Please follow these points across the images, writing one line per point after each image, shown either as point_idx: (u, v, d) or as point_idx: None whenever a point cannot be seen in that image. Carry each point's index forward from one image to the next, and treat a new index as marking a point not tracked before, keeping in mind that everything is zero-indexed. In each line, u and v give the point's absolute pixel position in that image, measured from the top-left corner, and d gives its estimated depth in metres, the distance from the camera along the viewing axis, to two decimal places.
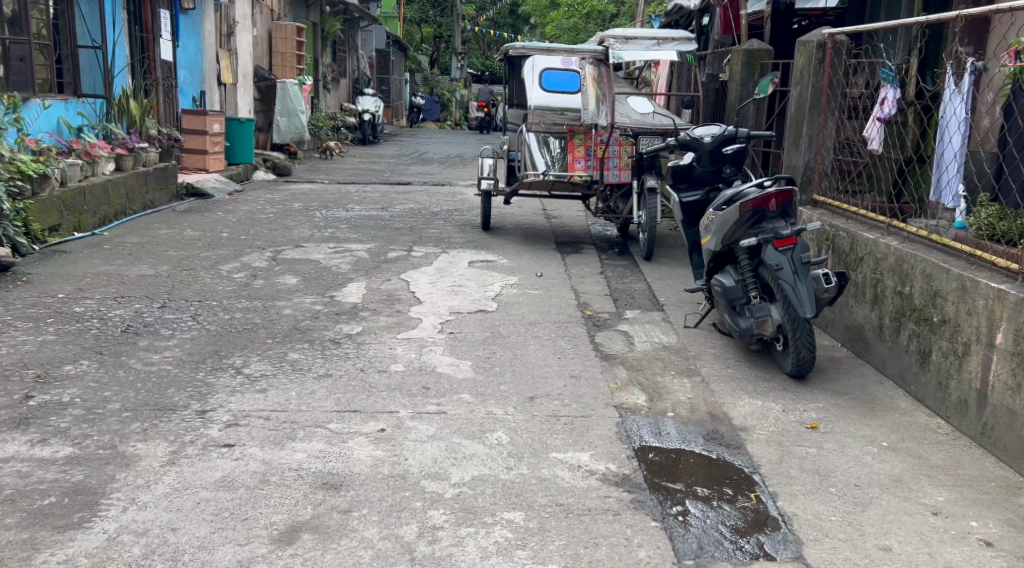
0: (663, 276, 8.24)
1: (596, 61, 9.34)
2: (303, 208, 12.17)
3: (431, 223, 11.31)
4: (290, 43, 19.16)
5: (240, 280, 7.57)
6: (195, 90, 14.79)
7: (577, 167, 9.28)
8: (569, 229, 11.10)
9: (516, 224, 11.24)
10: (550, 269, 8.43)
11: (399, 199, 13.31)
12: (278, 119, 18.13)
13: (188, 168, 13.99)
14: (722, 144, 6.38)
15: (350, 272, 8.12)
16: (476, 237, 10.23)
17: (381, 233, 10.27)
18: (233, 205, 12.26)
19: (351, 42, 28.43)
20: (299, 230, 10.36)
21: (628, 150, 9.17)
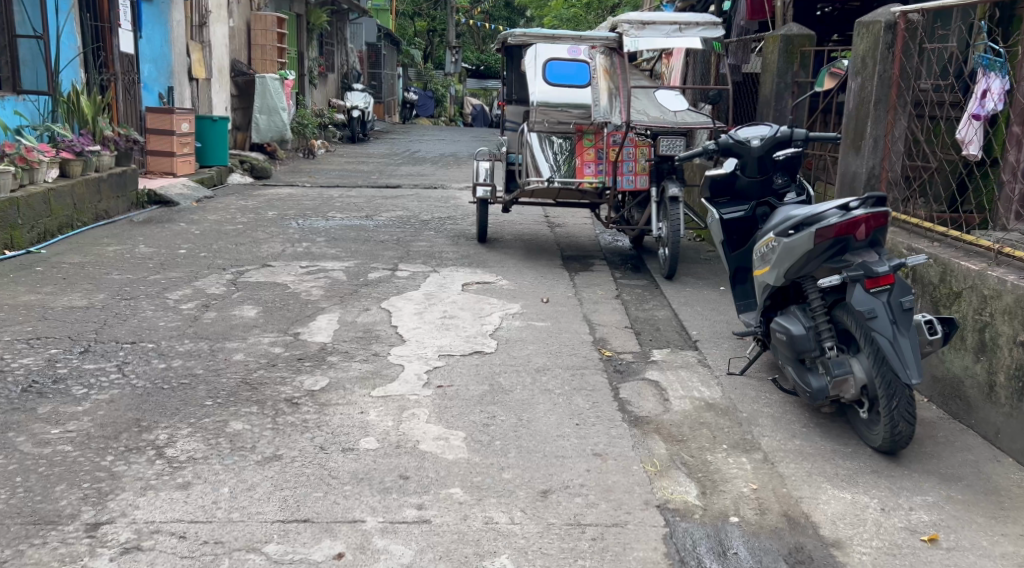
0: (690, 299, 7.05)
1: (608, 51, 8.12)
2: (279, 217, 10.97)
3: (420, 233, 10.11)
4: (270, 35, 17.88)
5: (189, 313, 6.39)
6: (161, 87, 13.64)
7: (587, 172, 8.09)
8: (575, 240, 9.89)
9: (515, 234, 10.04)
10: (558, 293, 7.20)
11: (386, 205, 12.11)
12: (257, 117, 16.98)
13: (154, 172, 12.83)
14: (773, 148, 5.11)
15: (322, 298, 6.94)
16: (471, 251, 9.04)
17: (361, 247, 9.07)
18: (200, 214, 11.09)
19: (340, 35, 27.26)
20: (270, 244, 9.17)
21: (644, 152, 8.02)
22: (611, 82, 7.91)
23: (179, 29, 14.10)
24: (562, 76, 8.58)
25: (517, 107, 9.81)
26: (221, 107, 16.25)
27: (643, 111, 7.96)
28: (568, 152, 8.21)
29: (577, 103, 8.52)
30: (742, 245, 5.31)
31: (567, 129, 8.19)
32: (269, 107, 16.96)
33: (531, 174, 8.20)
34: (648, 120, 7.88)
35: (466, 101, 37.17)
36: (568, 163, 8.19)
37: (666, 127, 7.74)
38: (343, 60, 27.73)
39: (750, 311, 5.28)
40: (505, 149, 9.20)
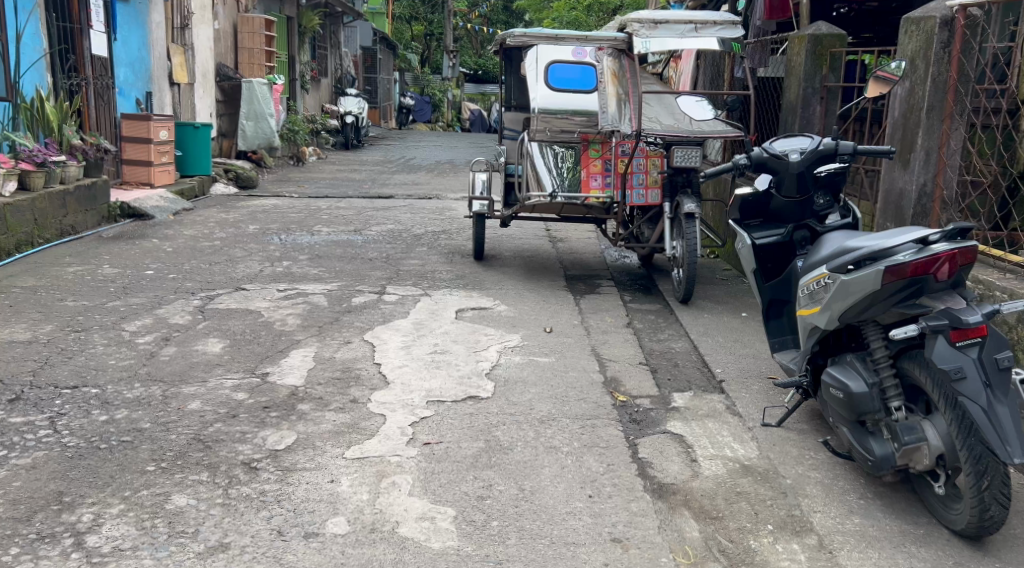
0: (710, 327, 6.32)
1: (617, 53, 7.61)
2: (260, 232, 10.24)
3: (411, 250, 9.38)
4: (258, 37, 17.17)
5: (145, 348, 5.67)
6: (139, 92, 12.90)
7: (592, 186, 7.43)
8: (580, 257, 9.16)
9: (514, 251, 9.30)
10: (562, 320, 6.47)
11: (377, 218, 11.40)
12: (243, 123, 16.24)
13: (130, 183, 12.13)
14: (814, 164, 4.38)
15: (296, 329, 6.21)
16: (465, 271, 8.31)
17: (347, 267, 8.35)
18: (176, 229, 10.36)
19: (334, 40, 26.62)
20: (247, 263, 8.44)
21: (656, 163, 7.35)
22: (619, 87, 7.53)
23: (157, 31, 13.38)
24: (569, 80, 7.70)
25: (517, 114, 9.08)
26: (206, 113, 15.53)
27: (655, 118, 7.22)
28: (573, 162, 7.45)
29: (581, 109, 7.60)
30: (776, 274, 4.59)
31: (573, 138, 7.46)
32: (256, 114, 16.22)
33: (532, 187, 7.46)
34: (662, 128, 7.11)
35: (464, 106, 36.46)
36: (573, 174, 7.44)
37: (681, 136, 7.07)
38: (337, 65, 27.03)
39: (785, 351, 4.57)
40: (503, 159, 8.48)
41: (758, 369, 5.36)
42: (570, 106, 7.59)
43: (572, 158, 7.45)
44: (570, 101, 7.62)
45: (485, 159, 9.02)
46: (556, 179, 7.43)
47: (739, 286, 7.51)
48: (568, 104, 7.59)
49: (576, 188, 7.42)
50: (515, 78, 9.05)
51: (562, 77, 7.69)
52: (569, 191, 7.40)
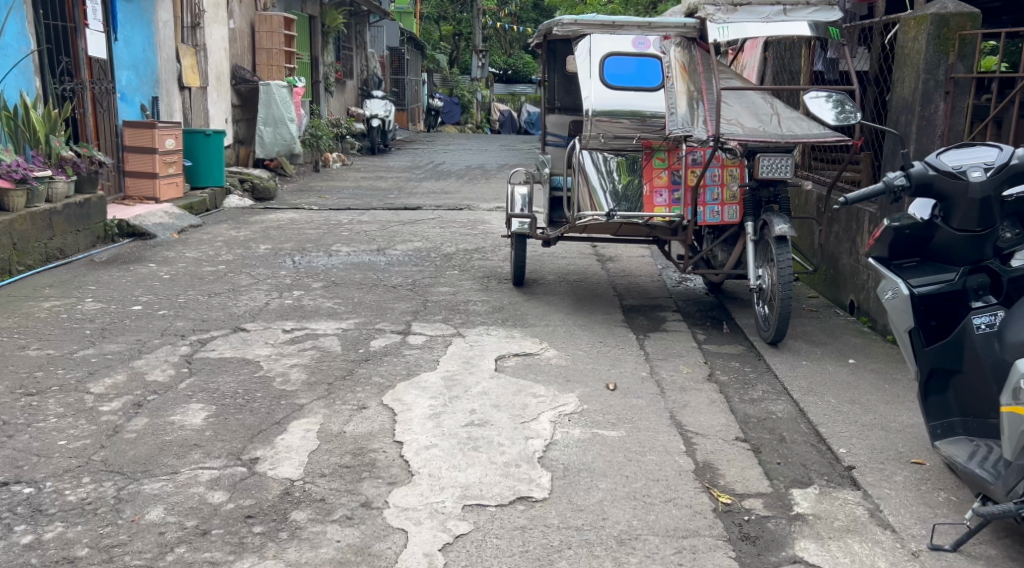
0: (812, 381, 5.12)
1: (687, 42, 6.35)
2: (271, 253, 9.08)
3: (441, 274, 8.19)
4: (277, 37, 16.01)
5: (107, 421, 4.50)
6: (145, 97, 11.60)
7: (657, 202, 6.23)
8: (637, 281, 7.95)
9: (558, 274, 8.09)
10: (628, 373, 5.26)
11: (403, 234, 10.25)
12: (261, 129, 15.11)
13: (132, 197, 10.98)
14: (1001, 185, 3.63)
15: (301, 387, 5.03)
16: (505, 301, 7.13)
17: (367, 298, 7.18)
18: (178, 249, 9.25)
19: (360, 40, 25.53)
20: (252, 295, 7.28)
21: (734, 174, 6.18)
22: (690, 83, 6.25)
23: (165, 30, 12.19)
24: (629, 74, 6.43)
25: (561, 117, 7.85)
26: (221, 119, 14.42)
27: (735, 120, 5.98)
28: (635, 171, 6.25)
29: (645, 110, 6.35)
30: (940, 332, 3.81)
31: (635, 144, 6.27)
32: (274, 119, 15.07)
33: (584, 201, 6.24)
34: (744, 132, 5.89)
35: (495, 106, 35.23)
36: (635, 185, 6.24)
37: (769, 142, 5.79)
38: (363, 65, 25.88)
39: (952, 438, 3.76)
40: (548, 171, 7.28)
41: (887, 448, 4.17)
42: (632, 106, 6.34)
43: (632, 166, 6.24)
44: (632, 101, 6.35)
45: (526, 169, 7.83)
46: (614, 192, 6.23)
47: (833, 321, 6.33)
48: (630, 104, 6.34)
49: (639, 202, 6.23)
50: (559, 76, 7.86)
51: (620, 71, 6.42)
52: (630, 206, 6.21)
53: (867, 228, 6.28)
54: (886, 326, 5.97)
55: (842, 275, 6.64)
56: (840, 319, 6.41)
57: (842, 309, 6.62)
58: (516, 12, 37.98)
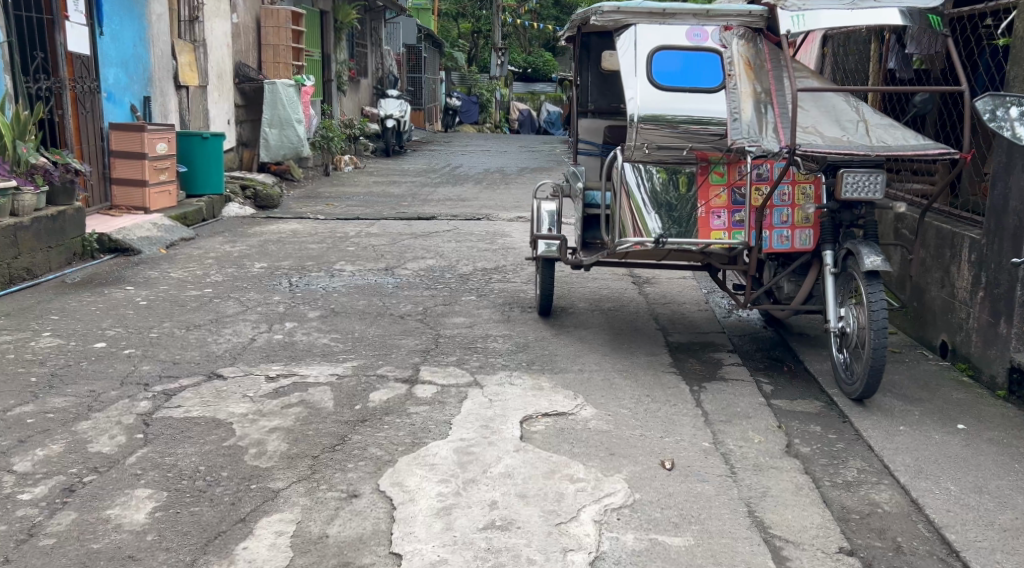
0: (918, 455, 4.12)
1: (749, 34, 5.28)
2: (266, 273, 8.07)
3: (457, 300, 7.18)
4: (283, 33, 14.91)
5: (25, 517, 3.50)
6: (135, 96, 10.58)
7: (713, 225, 5.22)
8: (681, 311, 6.92)
9: (589, 300, 7.07)
10: (686, 444, 4.23)
11: (415, 250, 9.25)
12: (266, 131, 14.12)
13: (119, 207, 10.02)
14: None
15: (279, 463, 4.01)
16: (530, 337, 6.12)
17: (370, 333, 6.16)
18: (164, 267, 8.26)
19: (375, 37, 24.56)
20: (237, 328, 6.27)
21: (805, 192, 5.22)
22: (757, 82, 5.18)
23: (158, 24, 11.16)
24: (685, 75, 5.26)
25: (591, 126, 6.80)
26: (222, 121, 13.43)
27: (811, 128, 4.94)
28: (687, 185, 5.24)
29: (709, 116, 5.18)
30: None
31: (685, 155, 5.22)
32: (281, 120, 14.06)
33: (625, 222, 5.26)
34: (824, 143, 4.83)
35: (514, 105, 34.24)
36: (687, 202, 5.23)
37: (855, 154, 4.73)
38: (378, 63, 24.88)
39: None
40: (581, 185, 6.23)
41: None
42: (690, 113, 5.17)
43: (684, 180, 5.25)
44: (691, 106, 5.18)
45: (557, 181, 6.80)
46: (661, 210, 5.23)
47: (922, 367, 5.32)
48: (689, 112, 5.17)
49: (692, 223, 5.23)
50: (591, 75, 6.87)
51: (674, 73, 5.26)
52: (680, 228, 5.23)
53: (968, 256, 5.23)
54: (994, 378, 4.95)
55: (930, 309, 5.61)
56: (930, 364, 5.40)
57: (930, 350, 5.59)
58: (535, 8, 36.93)
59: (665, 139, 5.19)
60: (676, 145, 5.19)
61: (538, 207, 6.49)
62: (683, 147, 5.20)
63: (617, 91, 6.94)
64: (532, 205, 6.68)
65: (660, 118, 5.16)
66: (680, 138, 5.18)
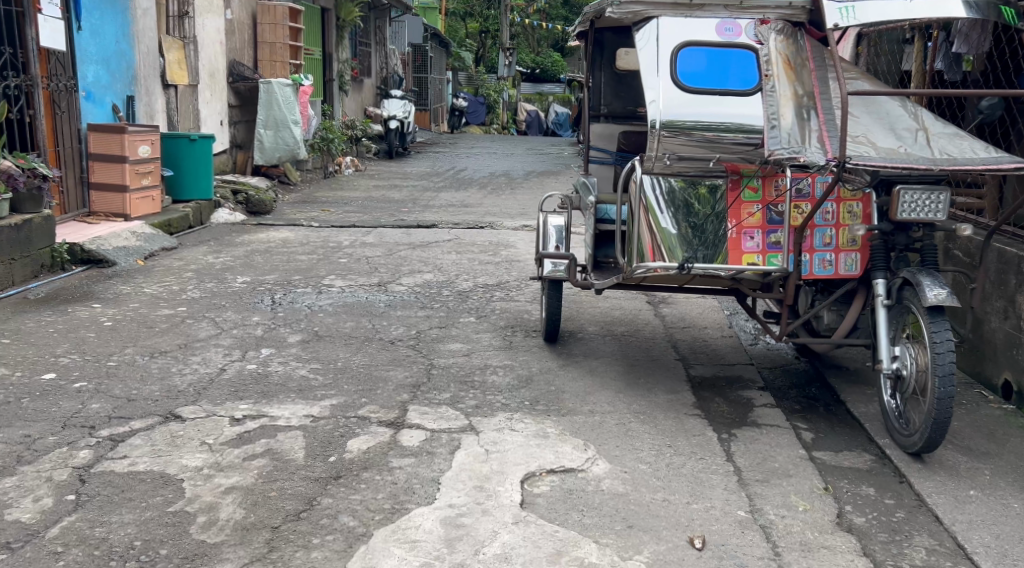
0: (995, 533, 3.46)
1: (788, 28, 4.60)
2: (248, 288, 7.42)
3: (454, 322, 6.51)
4: (282, 30, 14.19)
5: None
6: (117, 95, 9.93)
7: (745, 247, 4.55)
8: (702, 337, 6.25)
9: (600, 324, 6.40)
10: (719, 516, 3.57)
11: (411, 263, 8.60)
12: (261, 132, 13.46)
13: (97, 214, 9.38)
14: None
15: (233, 539, 3.35)
16: (534, 370, 5.46)
17: (354, 363, 5.50)
18: (137, 281, 7.61)
19: (379, 35, 23.92)
20: (206, 355, 5.60)
21: (851, 208, 4.56)
22: (798, 84, 4.51)
23: (144, 19, 10.50)
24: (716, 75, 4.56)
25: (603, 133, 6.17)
26: (214, 122, 12.78)
27: (863, 137, 4.25)
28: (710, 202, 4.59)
29: (741, 123, 4.47)
30: None
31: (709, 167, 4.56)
32: (276, 121, 13.41)
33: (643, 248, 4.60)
34: (880, 155, 4.15)
35: (521, 106, 33.61)
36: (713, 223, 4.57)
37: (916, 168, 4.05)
38: (382, 63, 24.22)
39: None
40: (594, 198, 5.54)
41: None
42: (718, 119, 4.47)
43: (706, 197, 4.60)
44: (721, 111, 4.48)
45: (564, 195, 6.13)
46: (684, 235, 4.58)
47: (983, 412, 4.65)
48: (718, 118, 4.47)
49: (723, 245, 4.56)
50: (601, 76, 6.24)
51: (704, 72, 4.57)
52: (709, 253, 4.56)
53: None
54: None
55: (989, 345, 4.93)
56: (992, 409, 4.72)
57: (990, 391, 4.91)
58: (544, 8, 36.26)
59: (687, 148, 4.49)
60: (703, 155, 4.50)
61: (546, 223, 5.84)
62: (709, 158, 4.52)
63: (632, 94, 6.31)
64: (537, 220, 6.03)
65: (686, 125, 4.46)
66: (705, 147, 4.49)
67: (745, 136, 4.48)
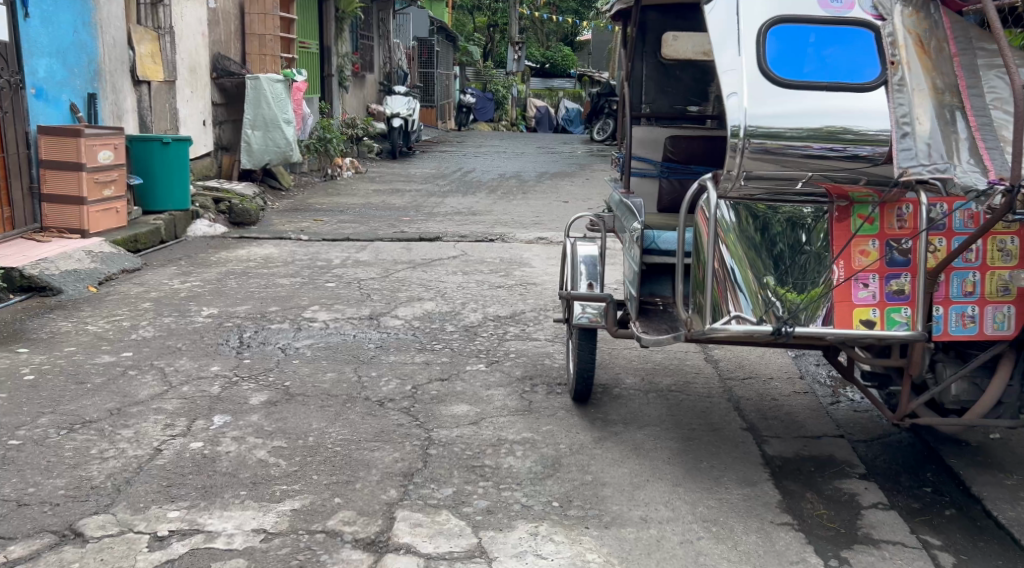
0: None
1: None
2: (212, 325, 6.18)
3: (459, 372, 5.28)
4: (271, 20, 12.85)
5: None
6: (75, 93, 8.71)
7: (857, 298, 3.44)
8: (768, 392, 5.03)
9: (640, 375, 5.18)
10: None
11: (409, 288, 7.40)
12: (248, 133, 12.18)
13: (50, 230, 8.17)
14: None
15: None
16: (564, 447, 4.23)
17: (330, 440, 4.27)
18: (82, 315, 6.37)
19: (383, 28, 22.66)
20: (141, 428, 4.37)
21: (1002, 244, 3.39)
22: (936, 74, 3.39)
23: (109, 6, 9.25)
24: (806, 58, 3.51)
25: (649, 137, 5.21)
26: (196, 123, 11.55)
27: None
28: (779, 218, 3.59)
29: (817, 127, 3.39)
30: None
31: (798, 188, 3.50)
32: (266, 120, 12.13)
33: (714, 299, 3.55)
34: None
35: (530, 102, 32.42)
36: (790, 242, 3.56)
37: None
38: (386, 58, 22.95)
39: None
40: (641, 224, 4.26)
41: None
42: (788, 121, 3.38)
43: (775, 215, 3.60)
44: (796, 109, 3.40)
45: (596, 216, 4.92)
46: (762, 266, 3.54)
47: None
48: (787, 122, 3.38)
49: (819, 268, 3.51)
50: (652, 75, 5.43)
51: (791, 52, 3.51)
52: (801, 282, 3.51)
53: None
54: None
55: None
56: None
57: None
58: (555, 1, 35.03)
59: (758, 164, 3.42)
60: (782, 174, 3.42)
61: (576, 257, 4.66)
62: (797, 177, 3.45)
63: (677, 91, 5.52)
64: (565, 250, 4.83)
65: (746, 132, 3.37)
66: (774, 162, 3.40)
67: (819, 145, 3.39)
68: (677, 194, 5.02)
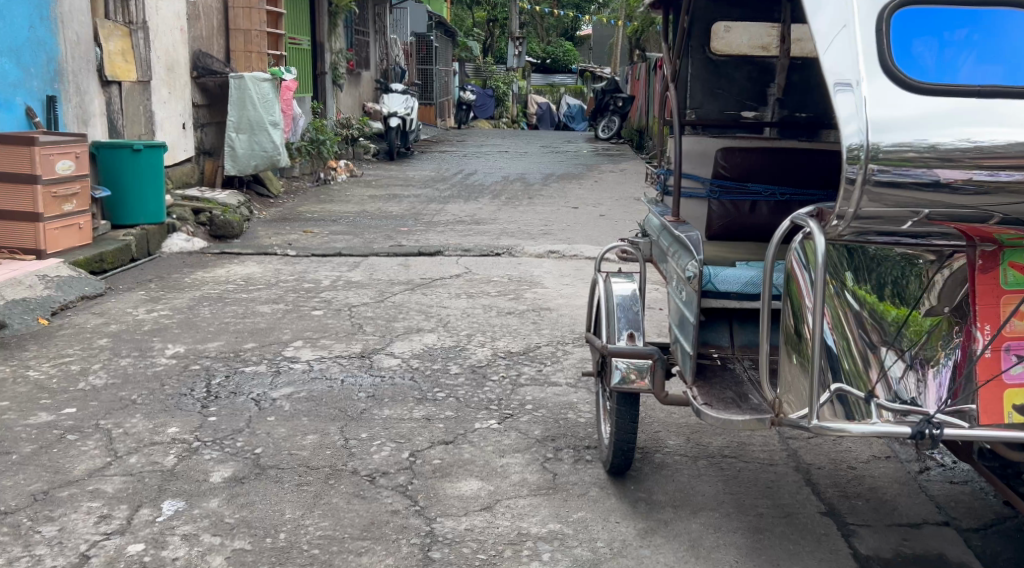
0: None
1: None
2: (176, 370, 5.28)
3: (467, 431, 4.39)
4: (257, 14, 11.90)
5: None
6: (31, 95, 7.82)
7: (1011, 377, 3.11)
8: (842, 453, 4.17)
9: (686, 433, 4.32)
10: None
11: (406, 316, 6.53)
12: (232, 136, 11.24)
13: (2, 250, 7.27)
14: None
15: None
16: (600, 546, 3.36)
17: (306, 541, 3.38)
18: (24, 356, 5.46)
19: (379, 24, 21.71)
20: (68, 522, 3.47)
21: None
22: None
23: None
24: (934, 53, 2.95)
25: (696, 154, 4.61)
26: (174, 125, 10.51)
27: None
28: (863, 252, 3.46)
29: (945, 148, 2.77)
30: None
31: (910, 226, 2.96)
32: (251, 122, 11.20)
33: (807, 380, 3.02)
34: None
35: (531, 98, 31.58)
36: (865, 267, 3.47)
37: None
38: (382, 54, 22.01)
39: None
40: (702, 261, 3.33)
41: None
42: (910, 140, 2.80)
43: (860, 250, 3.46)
44: (922, 123, 2.80)
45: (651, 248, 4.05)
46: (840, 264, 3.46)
47: None
48: (896, 130, 2.80)
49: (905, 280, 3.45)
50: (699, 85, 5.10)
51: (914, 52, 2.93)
52: (884, 285, 3.46)
53: None
54: None
55: None
56: None
57: None
58: None
59: (873, 206, 2.88)
60: (893, 213, 2.90)
61: (611, 303, 3.77)
62: (911, 215, 2.91)
63: (726, 97, 5.19)
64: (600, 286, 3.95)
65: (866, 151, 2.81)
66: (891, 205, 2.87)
67: (951, 170, 2.79)
68: (732, 217, 4.25)
